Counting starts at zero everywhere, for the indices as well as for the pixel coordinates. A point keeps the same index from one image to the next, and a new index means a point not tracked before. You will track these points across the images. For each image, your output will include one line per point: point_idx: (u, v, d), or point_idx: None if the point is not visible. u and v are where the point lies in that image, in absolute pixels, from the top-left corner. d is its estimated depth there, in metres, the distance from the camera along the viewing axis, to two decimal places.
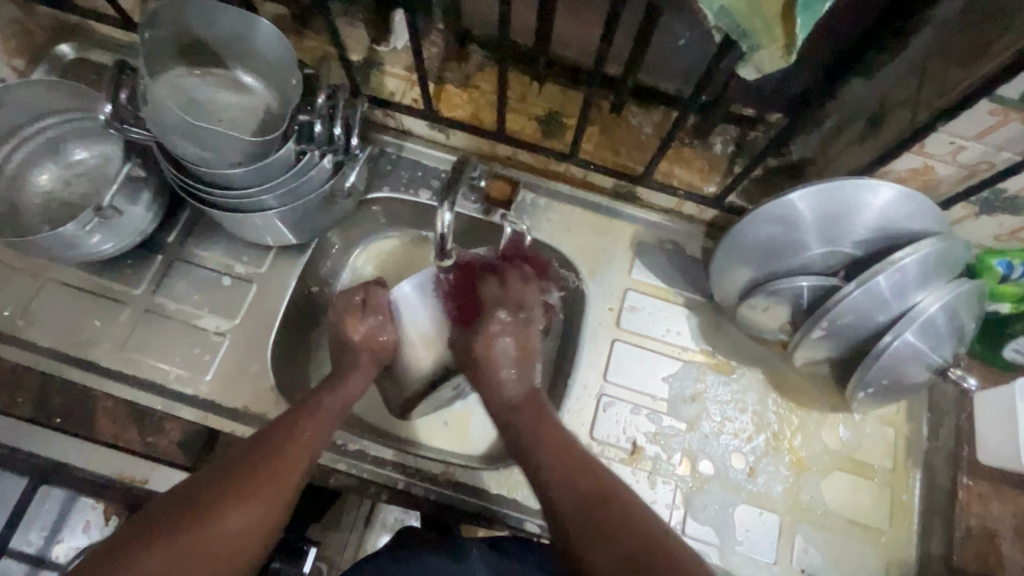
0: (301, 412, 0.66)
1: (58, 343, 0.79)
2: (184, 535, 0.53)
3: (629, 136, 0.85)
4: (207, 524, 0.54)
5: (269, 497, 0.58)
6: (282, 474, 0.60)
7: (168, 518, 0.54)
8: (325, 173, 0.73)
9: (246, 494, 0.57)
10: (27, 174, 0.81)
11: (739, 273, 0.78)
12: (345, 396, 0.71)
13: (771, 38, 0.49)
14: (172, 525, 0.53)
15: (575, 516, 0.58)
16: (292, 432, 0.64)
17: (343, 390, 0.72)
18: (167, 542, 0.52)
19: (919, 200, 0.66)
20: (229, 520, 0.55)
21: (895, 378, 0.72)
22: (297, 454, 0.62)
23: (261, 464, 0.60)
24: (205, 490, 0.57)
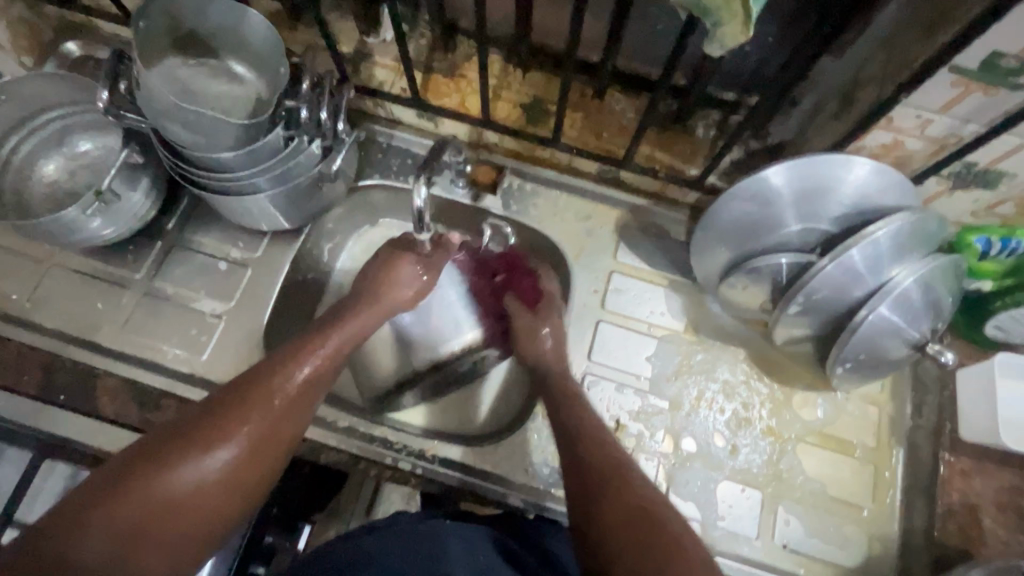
0: (310, 343, 0.69)
1: (62, 325, 0.82)
2: (204, 452, 0.56)
3: (612, 121, 0.87)
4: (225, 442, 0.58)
5: (267, 442, 0.61)
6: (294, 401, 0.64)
7: (187, 435, 0.57)
8: (314, 157, 0.76)
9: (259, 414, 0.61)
10: (34, 164, 0.85)
11: (719, 253, 0.79)
12: (346, 336, 0.73)
13: (732, 14, 0.51)
14: (191, 443, 0.57)
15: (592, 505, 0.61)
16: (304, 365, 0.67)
17: (343, 329, 0.73)
18: (157, 475, 0.54)
19: (891, 175, 0.67)
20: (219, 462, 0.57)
21: (873, 353, 0.73)
22: (308, 384, 0.66)
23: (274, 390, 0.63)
24: (221, 410, 0.60)
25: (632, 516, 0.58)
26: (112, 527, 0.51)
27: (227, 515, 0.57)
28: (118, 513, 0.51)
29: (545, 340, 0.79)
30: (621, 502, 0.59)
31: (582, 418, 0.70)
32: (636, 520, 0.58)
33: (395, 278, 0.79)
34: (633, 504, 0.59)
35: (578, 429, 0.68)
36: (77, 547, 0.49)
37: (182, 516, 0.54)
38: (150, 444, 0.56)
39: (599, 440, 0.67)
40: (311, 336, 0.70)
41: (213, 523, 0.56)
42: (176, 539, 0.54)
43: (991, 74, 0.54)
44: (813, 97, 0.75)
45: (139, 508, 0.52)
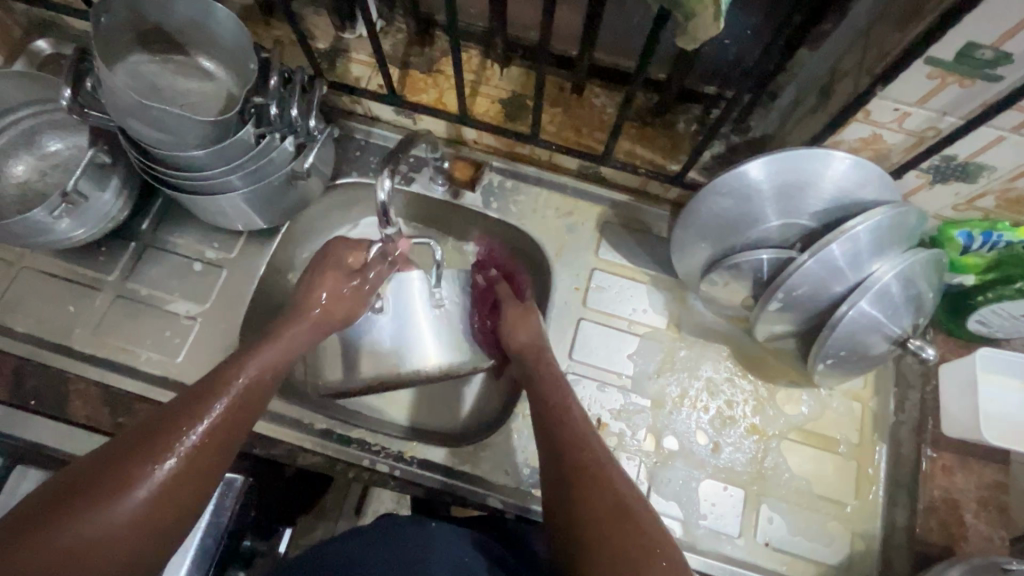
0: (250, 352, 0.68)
1: (33, 328, 0.81)
2: (138, 471, 0.53)
3: (592, 116, 0.85)
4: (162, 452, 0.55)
5: (186, 479, 0.55)
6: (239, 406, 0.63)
7: (122, 452, 0.54)
8: (286, 155, 0.74)
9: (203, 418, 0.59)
10: (2, 165, 0.83)
11: (700, 249, 0.78)
12: (267, 363, 0.68)
13: (701, 5, 0.49)
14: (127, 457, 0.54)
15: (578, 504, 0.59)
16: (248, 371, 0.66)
17: (263, 357, 0.68)
18: (51, 527, 0.48)
19: (870, 168, 0.66)
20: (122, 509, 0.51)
21: (855, 349, 0.72)
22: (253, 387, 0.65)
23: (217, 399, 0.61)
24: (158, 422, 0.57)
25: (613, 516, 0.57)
26: None
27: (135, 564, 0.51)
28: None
29: (532, 325, 0.79)
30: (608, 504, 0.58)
31: (557, 412, 0.68)
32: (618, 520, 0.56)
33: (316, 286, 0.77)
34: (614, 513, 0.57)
35: (554, 430, 0.67)
36: None
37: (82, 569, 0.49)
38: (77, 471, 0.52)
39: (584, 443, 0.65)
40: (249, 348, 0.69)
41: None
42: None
43: (967, 66, 0.53)
44: (792, 91, 0.74)
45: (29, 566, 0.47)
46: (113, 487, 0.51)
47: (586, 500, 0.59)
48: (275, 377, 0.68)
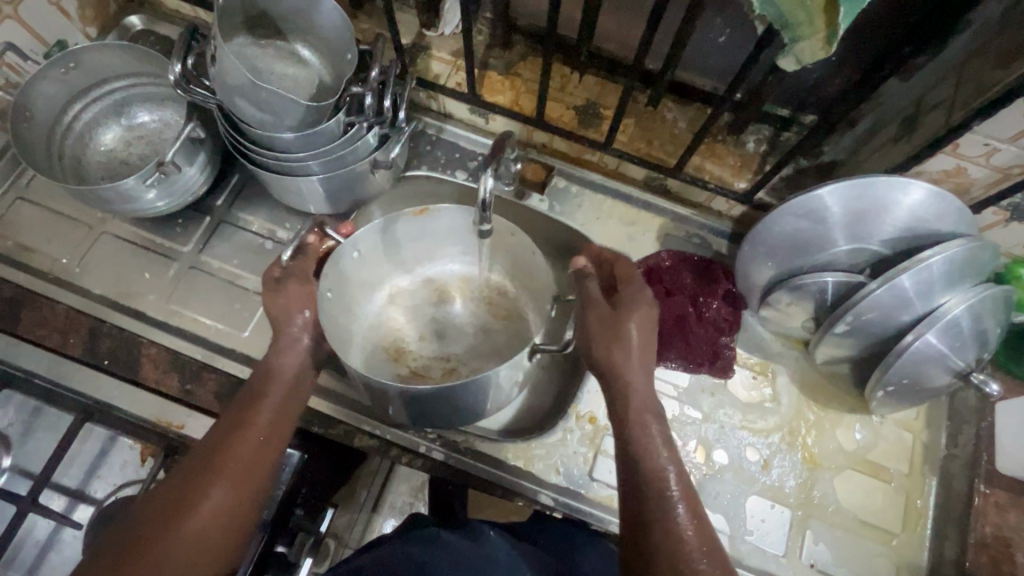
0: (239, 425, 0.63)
1: (109, 292, 0.83)
2: (173, 523, 0.56)
3: (663, 130, 0.87)
4: (152, 549, 0.55)
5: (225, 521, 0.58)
6: (250, 464, 0.61)
7: (126, 553, 0.55)
8: (370, 146, 0.77)
9: (214, 486, 0.59)
10: (92, 132, 0.86)
11: (765, 268, 0.79)
12: (276, 390, 0.66)
13: (813, 30, 0.51)
14: (126, 558, 0.54)
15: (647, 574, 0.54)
16: (249, 420, 0.64)
17: (272, 391, 0.66)
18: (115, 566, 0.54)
19: (950, 200, 0.66)
20: (171, 545, 0.56)
21: (916, 378, 0.73)
22: (262, 445, 0.63)
23: (216, 468, 0.60)
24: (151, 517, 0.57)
25: None
26: None
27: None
28: None
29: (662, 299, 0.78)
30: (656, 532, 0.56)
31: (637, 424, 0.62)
32: None
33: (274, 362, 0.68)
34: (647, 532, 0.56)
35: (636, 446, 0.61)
36: None
37: None
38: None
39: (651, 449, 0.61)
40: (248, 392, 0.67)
41: None
42: None
43: None
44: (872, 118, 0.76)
45: None
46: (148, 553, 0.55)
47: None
48: (287, 414, 0.67)
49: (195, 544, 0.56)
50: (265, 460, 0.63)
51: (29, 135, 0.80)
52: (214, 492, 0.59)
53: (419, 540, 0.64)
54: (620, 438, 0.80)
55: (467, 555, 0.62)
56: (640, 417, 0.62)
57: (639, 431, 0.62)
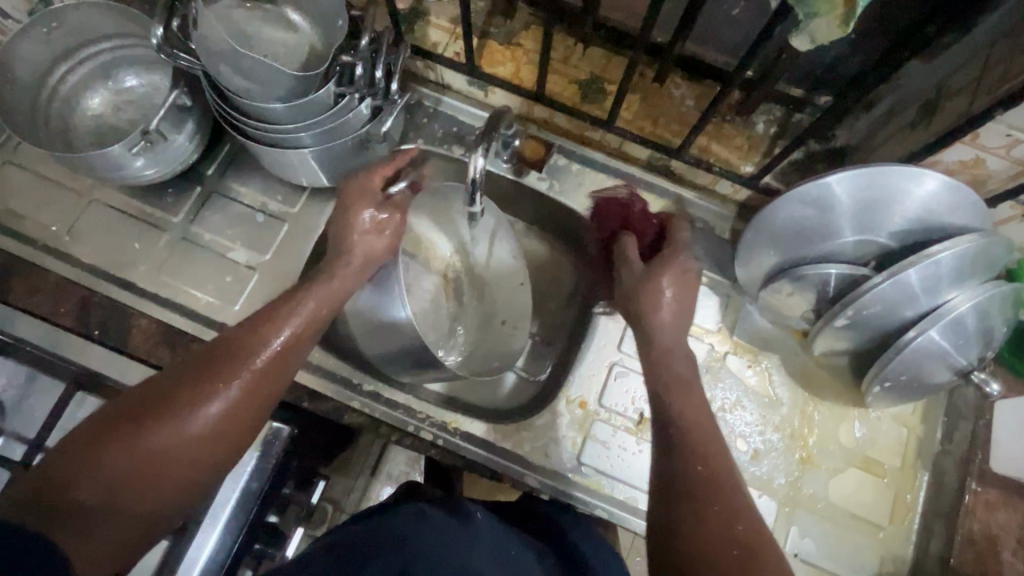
0: (263, 329, 0.64)
1: (99, 261, 0.82)
2: (187, 404, 0.56)
3: (669, 107, 0.83)
4: (143, 432, 0.53)
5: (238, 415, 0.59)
6: (258, 377, 0.61)
7: (116, 428, 0.53)
8: (362, 117, 0.74)
9: (219, 388, 0.58)
10: (79, 96, 0.83)
11: (766, 255, 0.76)
12: (306, 306, 0.67)
13: (828, 6, 0.48)
14: (117, 434, 0.53)
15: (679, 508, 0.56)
16: (266, 336, 0.63)
17: (303, 304, 0.67)
18: (125, 434, 0.53)
19: (964, 192, 0.63)
20: (183, 427, 0.55)
21: (915, 375, 0.71)
22: (276, 361, 0.63)
23: (224, 371, 0.59)
24: (148, 400, 0.56)
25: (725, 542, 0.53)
26: (85, 476, 0.50)
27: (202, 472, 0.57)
28: (87, 463, 0.51)
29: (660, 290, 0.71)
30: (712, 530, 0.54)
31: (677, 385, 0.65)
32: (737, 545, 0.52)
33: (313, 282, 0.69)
34: (710, 537, 0.53)
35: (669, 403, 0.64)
36: (59, 492, 0.49)
37: (156, 465, 0.53)
38: (60, 461, 0.51)
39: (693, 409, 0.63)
40: (271, 310, 0.67)
41: (196, 474, 0.56)
42: (170, 474, 0.54)
43: None
44: (889, 101, 0.72)
45: (118, 457, 0.52)
46: (158, 428, 0.54)
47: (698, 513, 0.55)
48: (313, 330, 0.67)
49: (189, 439, 0.55)
50: (275, 377, 0.62)
51: (13, 98, 0.78)
52: (217, 393, 0.58)
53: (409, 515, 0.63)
54: (611, 423, 0.80)
55: (454, 532, 0.62)
56: (675, 378, 0.65)
57: (678, 398, 0.64)
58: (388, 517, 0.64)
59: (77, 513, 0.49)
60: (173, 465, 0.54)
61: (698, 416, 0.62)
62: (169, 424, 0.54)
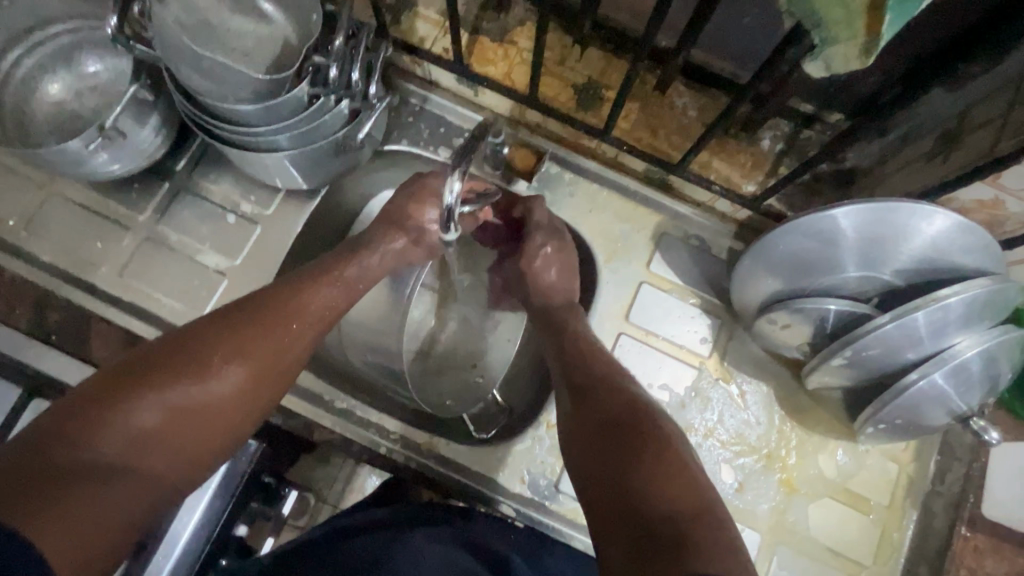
0: (289, 293, 0.65)
1: (58, 260, 0.78)
2: (217, 362, 0.57)
3: (670, 119, 0.78)
4: (149, 397, 0.52)
5: (267, 373, 0.60)
6: (268, 355, 0.60)
7: (118, 393, 0.51)
8: (340, 118, 0.68)
9: (228, 362, 0.57)
10: (37, 80, 0.77)
11: (765, 283, 0.71)
12: (332, 287, 0.67)
13: (849, 35, 0.43)
14: (120, 398, 0.51)
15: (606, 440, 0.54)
16: (275, 316, 0.62)
17: (330, 279, 0.67)
18: (160, 385, 0.53)
19: (976, 232, 0.58)
20: (216, 382, 0.56)
21: (911, 419, 0.68)
22: (302, 325, 0.64)
23: (231, 345, 0.58)
24: (154, 365, 0.54)
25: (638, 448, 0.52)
26: (118, 428, 0.49)
27: (233, 431, 0.57)
28: (121, 414, 0.50)
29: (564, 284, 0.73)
30: (657, 468, 0.50)
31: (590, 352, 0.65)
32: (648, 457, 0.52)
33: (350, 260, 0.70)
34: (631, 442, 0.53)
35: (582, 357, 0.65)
36: (89, 445, 0.48)
37: (192, 420, 0.54)
38: (58, 419, 0.48)
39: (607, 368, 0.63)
40: (297, 276, 0.67)
41: (229, 430, 0.57)
42: (202, 431, 0.55)
43: None
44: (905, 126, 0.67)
45: (154, 409, 0.52)
46: (193, 380, 0.55)
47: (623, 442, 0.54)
48: (335, 305, 0.68)
49: (194, 410, 0.54)
50: (283, 358, 0.61)
51: None
52: (225, 366, 0.57)
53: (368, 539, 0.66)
54: None
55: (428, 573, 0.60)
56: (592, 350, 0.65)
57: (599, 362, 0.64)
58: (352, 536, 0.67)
59: (98, 469, 0.47)
60: (209, 419, 0.55)
61: (598, 360, 0.63)
62: (175, 391, 0.53)
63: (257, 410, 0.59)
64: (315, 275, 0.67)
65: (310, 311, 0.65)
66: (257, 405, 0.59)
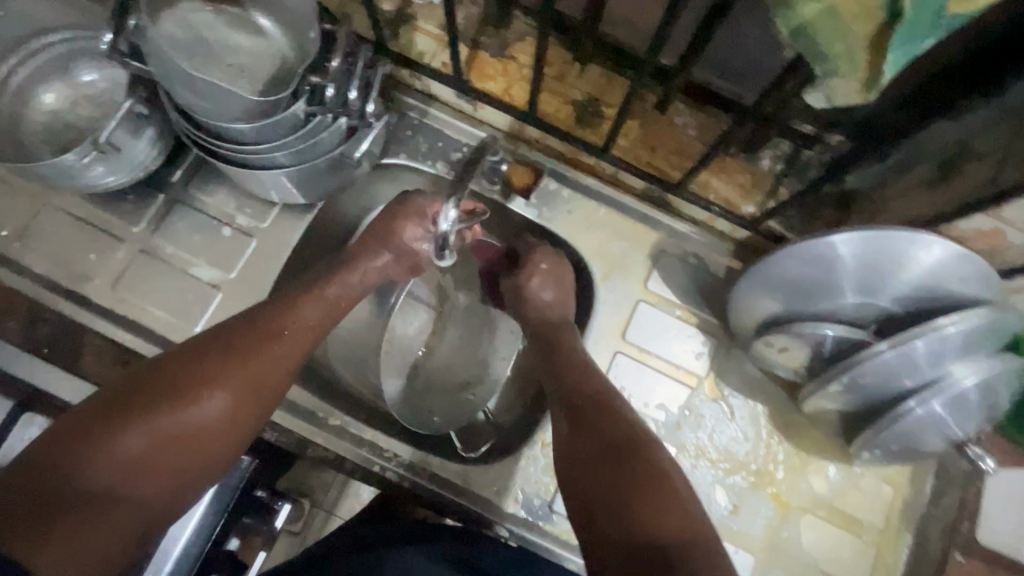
0: (285, 308, 0.63)
1: (50, 272, 0.77)
2: (206, 385, 0.55)
3: (669, 137, 0.78)
4: (130, 430, 0.51)
5: (259, 395, 0.59)
6: (252, 377, 0.58)
7: (106, 421, 0.51)
8: (337, 135, 0.68)
9: (213, 388, 0.56)
10: (31, 90, 0.77)
11: (763, 305, 0.71)
12: (327, 301, 0.66)
13: (851, 69, 0.42)
14: (108, 427, 0.51)
15: (599, 462, 0.56)
16: (259, 336, 0.60)
17: (323, 294, 0.66)
18: (147, 412, 0.52)
19: (975, 263, 0.58)
20: (205, 407, 0.55)
21: (907, 445, 0.68)
22: (296, 341, 0.62)
23: (213, 370, 0.56)
24: (142, 390, 0.53)
25: (630, 469, 0.55)
26: (105, 459, 0.50)
27: (223, 456, 0.56)
28: (107, 444, 0.50)
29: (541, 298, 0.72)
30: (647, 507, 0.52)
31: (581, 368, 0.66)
32: (639, 479, 0.54)
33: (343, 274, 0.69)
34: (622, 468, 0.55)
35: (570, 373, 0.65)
36: (77, 476, 0.48)
37: (180, 447, 0.53)
38: (42, 457, 0.48)
39: (600, 382, 0.64)
40: (295, 291, 0.65)
41: (219, 455, 0.56)
42: (190, 457, 0.54)
43: None
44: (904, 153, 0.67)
45: (142, 438, 0.51)
46: (180, 406, 0.54)
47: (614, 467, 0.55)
48: (331, 319, 0.66)
49: (176, 440, 0.53)
50: (275, 378, 0.60)
51: None
52: (207, 393, 0.55)
53: (356, 552, 0.66)
54: None
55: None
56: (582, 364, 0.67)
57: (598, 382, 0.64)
58: (343, 555, 0.66)
59: (84, 500, 0.48)
60: (195, 447, 0.54)
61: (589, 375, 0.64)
62: (156, 422, 0.52)
63: (247, 432, 0.58)
64: (311, 291, 0.66)
65: (303, 327, 0.63)
66: (247, 428, 0.58)
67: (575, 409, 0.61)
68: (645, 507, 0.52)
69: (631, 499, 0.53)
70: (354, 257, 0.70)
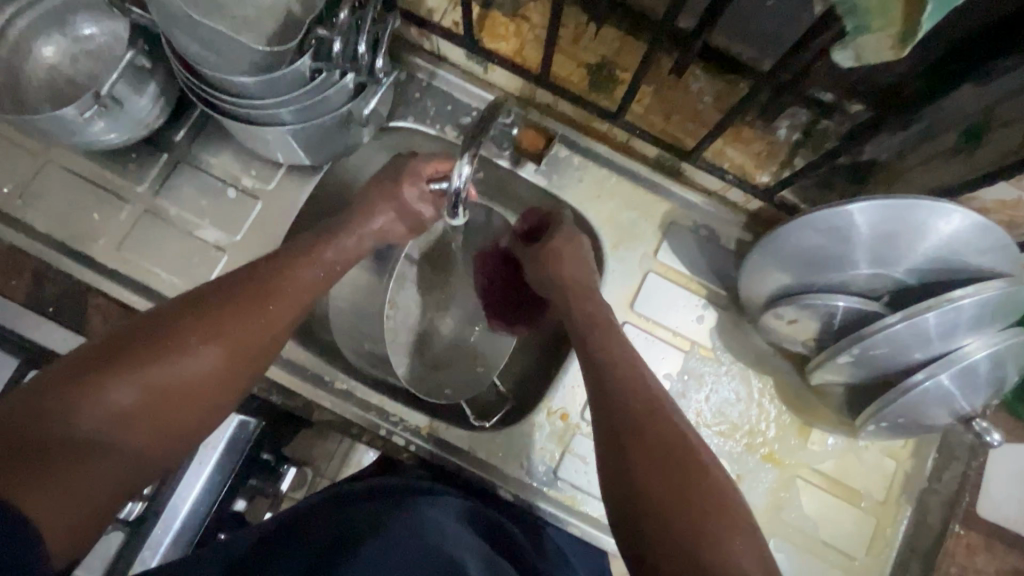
0: (280, 269, 0.63)
1: (53, 231, 0.76)
2: (197, 338, 0.55)
3: (685, 103, 0.77)
4: (121, 378, 0.50)
5: (250, 351, 0.58)
6: (244, 335, 0.58)
7: (96, 368, 0.50)
8: (344, 93, 0.66)
9: (205, 342, 0.55)
10: (28, 43, 0.74)
11: (773, 276, 0.70)
12: (321, 265, 0.66)
13: (884, 23, 0.41)
14: (98, 374, 0.49)
15: (653, 478, 0.53)
16: (255, 296, 0.60)
17: (318, 257, 0.66)
18: (138, 361, 0.51)
19: (993, 233, 0.57)
20: (196, 359, 0.54)
21: (915, 418, 0.68)
22: (289, 301, 0.62)
23: (206, 325, 0.56)
24: (133, 341, 0.52)
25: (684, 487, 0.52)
26: (94, 406, 0.48)
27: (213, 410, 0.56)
28: (97, 391, 0.49)
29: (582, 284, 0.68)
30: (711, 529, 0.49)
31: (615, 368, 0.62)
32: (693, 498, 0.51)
33: (351, 237, 0.68)
34: (679, 491, 0.52)
35: (610, 378, 0.61)
36: (67, 422, 0.47)
37: (171, 399, 0.52)
38: (27, 401, 0.47)
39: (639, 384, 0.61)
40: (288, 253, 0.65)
41: (209, 408, 0.55)
42: (181, 408, 0.53)
43: None
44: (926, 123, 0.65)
45: (133, 386, 0.50)
46: (171, 357, 0.53)
47: (669, 486, 0.52)
48: (324, 281, 0.66)
49: (167, 391, 0.52)
50: (266, 337, 0.60)
51: None
52: (199, 346, 0.55)
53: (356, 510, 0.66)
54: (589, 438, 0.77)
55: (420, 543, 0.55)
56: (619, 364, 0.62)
57: (637, 388, 0.60)
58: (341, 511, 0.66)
59: (72, 447, 0.46)
60: (186, 397, 0.53)
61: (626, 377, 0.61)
62: (149, 372, 0.51)
63: (237, 388, 0.58)
64: (305, 254, 0.65)
65: (296, 286, 0.63)
66: (238, 384, 0.58)
67: (617, 424, 0.57)
68: (706, 530, 0.49)
69: (697, 524, 0.50)
70: (363, 220, 0.69)
